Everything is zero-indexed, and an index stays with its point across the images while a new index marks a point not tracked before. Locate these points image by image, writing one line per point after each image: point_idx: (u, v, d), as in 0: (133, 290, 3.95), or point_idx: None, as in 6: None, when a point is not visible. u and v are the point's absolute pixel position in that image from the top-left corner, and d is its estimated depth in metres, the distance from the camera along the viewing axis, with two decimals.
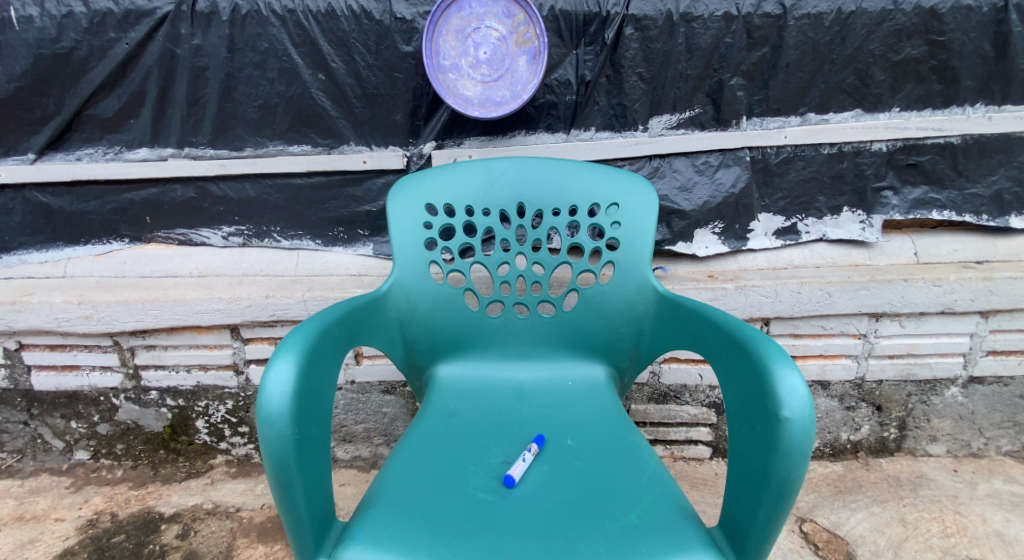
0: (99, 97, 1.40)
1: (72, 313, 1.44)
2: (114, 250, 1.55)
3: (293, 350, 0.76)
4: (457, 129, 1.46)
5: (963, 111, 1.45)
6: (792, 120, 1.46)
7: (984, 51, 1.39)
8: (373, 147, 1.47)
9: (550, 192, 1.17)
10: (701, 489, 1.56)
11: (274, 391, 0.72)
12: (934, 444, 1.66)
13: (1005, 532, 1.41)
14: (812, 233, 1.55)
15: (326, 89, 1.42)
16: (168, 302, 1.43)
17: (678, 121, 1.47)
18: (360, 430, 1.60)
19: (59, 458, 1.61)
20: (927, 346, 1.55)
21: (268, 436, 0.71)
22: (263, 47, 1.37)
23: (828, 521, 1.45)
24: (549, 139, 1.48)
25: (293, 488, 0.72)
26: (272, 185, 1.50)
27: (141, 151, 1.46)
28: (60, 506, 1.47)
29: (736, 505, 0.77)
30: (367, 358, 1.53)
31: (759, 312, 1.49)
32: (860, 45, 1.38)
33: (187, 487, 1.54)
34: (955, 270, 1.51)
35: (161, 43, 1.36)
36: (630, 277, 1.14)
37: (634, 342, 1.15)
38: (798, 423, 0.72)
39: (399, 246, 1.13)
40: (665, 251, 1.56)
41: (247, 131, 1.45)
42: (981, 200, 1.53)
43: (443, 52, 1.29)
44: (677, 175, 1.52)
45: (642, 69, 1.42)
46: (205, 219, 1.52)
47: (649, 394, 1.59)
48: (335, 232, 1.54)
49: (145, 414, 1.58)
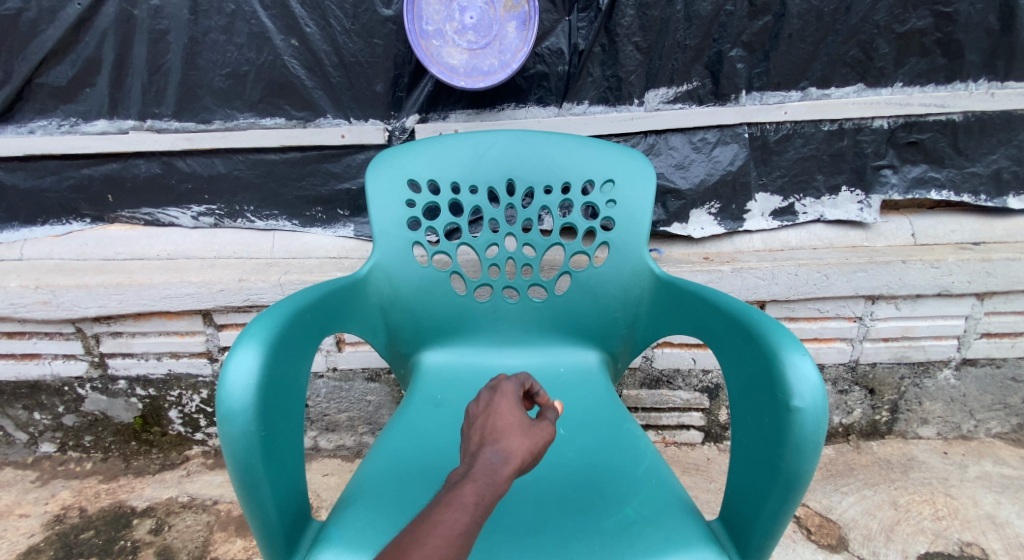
0: (51, 63, 1.29)
1: (29, 298, 1.35)
2: (75, 231, 1.45)
3: (257, 338, 0.69)
4: (442, 101, 1.37)
5: (966, 86, 1.40)
6: (792, 95, 1.40)
7: (989, 24, 1.34)
8: (352, 120, 1.38)
9: (540, 168, 1.10)
10: (694, 475, 1.52)
11: (236, 384, 0.65)
12: (924, 427, 1.64)
13: (996, 514, 1.39)
14: (810, 214, 1.50)
15: (300, 57, 1.32)
16: (133, 286, 1.34)
17: (675, 95, 1.40)
18: (344, 419, 1.54)
19: (23, 451, 1.53)
20: (922, 329, 1.52)
21: (229, 434, 0.64)
22: (229, 9, 1.28)
23: (821, 505, 1.43)
24: (540, 113, 1.40)
25: (260, 490, 0.65)
26: (244, 160, 1.40)
27: (99, 124, 1.35)
28: (25, 501, 1.40)
29: (739, 498, 0.73)
30: (349, 345, 1.46)
31: (756, 295, 1.44)
32: (864, 15, 1.33)
33: (161, 479, 1.46)
34: (953, 251, 1.47)
35: (117, 4, 1.26)
36: (626, 260, 1.08)
37: (629, 326, 1.09)
38: (810, 414, 0.67)
39: (380, 225, 1.06)
40: (660, 232, 1.50)
41: (215, 102, 1.35)
42: (980, 179, 1.48)
43: (426, 16, 1.20)
44: (673, 153, 1.45)
45: (638, 38, 1.34)
46: (173, 197, 1.43)
47: (642, 380, 1.55)
48: (313, 212, 1.45)
49: (114, 404, 1.50)
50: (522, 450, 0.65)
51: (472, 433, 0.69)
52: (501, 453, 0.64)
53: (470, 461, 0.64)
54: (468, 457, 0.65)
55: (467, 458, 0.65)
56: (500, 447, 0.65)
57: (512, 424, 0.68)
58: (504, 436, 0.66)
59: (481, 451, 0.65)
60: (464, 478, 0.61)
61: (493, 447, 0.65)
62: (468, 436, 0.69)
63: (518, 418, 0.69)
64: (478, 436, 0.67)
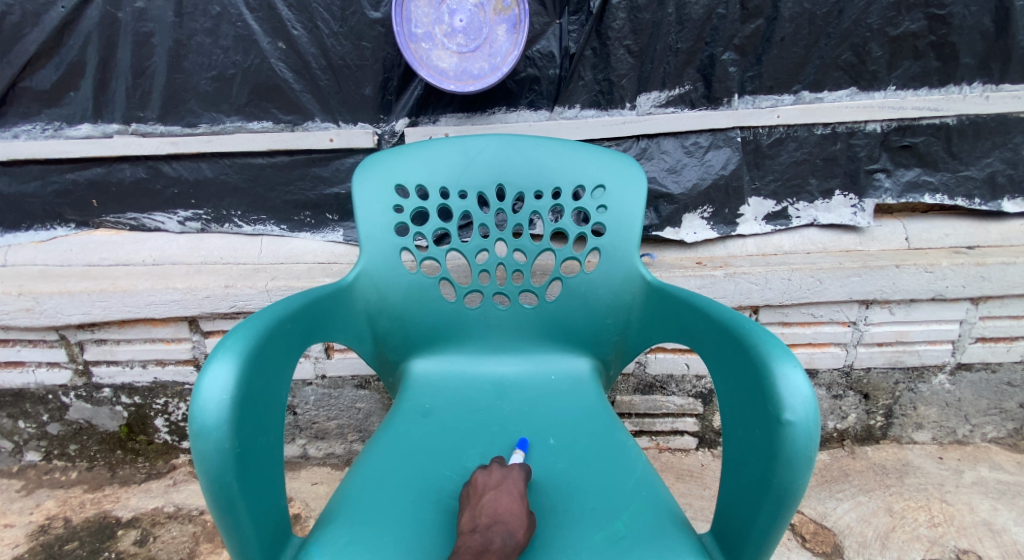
0: (34, 67, 1.28)
1: (12, 305, 1.32)
2: (59, 236, 1.43)
3: (234, 349, 0.67)
4: (432, 104, 1.36)
5: (960, 89, 1.39)
6: (785, 99, 1.40)
7: (984, 27, 1.34)
8: (340, 124, 1.36)
9: (531, 173, 1.08)
10: (688, 482, 1.50)
11: (210, 398, 0.63)
12: (920, 432, 1.63)
13: (992, 521, 1.38)
14: (803, 218, 1.49)
15: (287, 60, 1.30)
16: (118, 292, 1.32)
17: (667, 99, 1.39)
18: (333, 427, 1.52)
19: (8, 460, 1.50)
20: (917, 334, 1.52)
21: (203, 450, 0.62)
22: (214, 12, 1.26)
23: (815, 512, 1.42)
24: (531, 117, 1.39)
25: (236, 507, 0.63)
26: (230, 164, 1.39)
27: (84, 128, 1.33)
28: (9, 511, 1.37)
29: (730, 512, 0.71)
30: (338, 351, 1.44)
31: (749, 300, 1.43)
32: (857, 18, 1.32)
33: (147, 489, 1.43)
34: (947, 255, 1.46)
35: (101, 7, 1.25)
36: (617, 266, 1.06)
37: (620, 333, 1.08)
38: (802, 427, 0.65)
39: (366, 231, 1.04)
40: (653, 237, 1.49)
41: (201, 105, 1.33)
42: (974, 183, 1.47)
43: (415, 19, 1.19)
44: (666, 157, 1.44)
45: (629, 41, 1.33)
46: (158, 202, 1.41)
47: (635, 386, 1.54)
48: (301, 217, 1.44)
49: (99, 413, 1.48)
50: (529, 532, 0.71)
51: (481, 503, 0.72)
52: (514, 537, 0.69)
53: (485, 537, 0.68)
54: (480, 530, 0.69)
55: (481, 531, 0.69)
56: (512, 531, 0.69)
57: (521, 507, 0.72)
58: (516, 518, 0.71)
59: (495, 530, 0.69)
60: (485, 558, 0.66)
61: (506, 529, 0.69)
62: (476, 504, 0.72)
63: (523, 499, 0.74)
64: (490, 508, 0.71)
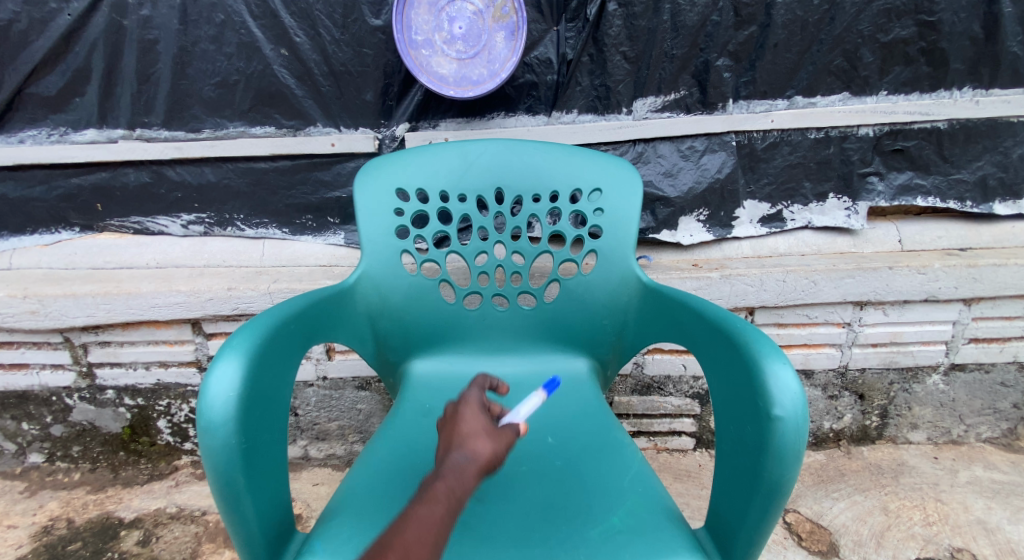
0: (40, 73, 1.30)
1: (17, 308, 1.34)
2: (64, 240, 1.45)
3: (240, 349, 0.69)
4: (432, 109, 1.38)
5: (951, 94, 1.42)
6: (779, 104, 1.42)
7: (973, 32, 1.36)
8: (342, 129, 1.38)
9: (529, 177, 1.10)
10: (685, 482, 1.52)
11: (217, 396, 0.65)
12: (915, 432, 1.65)
13: (987, 519, 1.40)
14: (797, 220, 1.51)
15: (290, 66, 1.33)
16: (123, 295, 1.34)
17: (663, 104, 1.41)
18: (334, 428, 1.53)
19: (11, 462, 1.51)
20: (910, 334, 1.54)
21: (210, 446, 0.64)
22: (218, 19, 1.28)
23: (811, 511, 1.43)
24: (529, 122, 1.42)
25: (242, 502, 0.65)
26: (233, 168, 1.40)
27: (89, 133, 1.35)
28: (13, 512, 1.38)
29: (723, 506, 0.73)
30: (339, 353, 1.46)
31: (744, 301, 1.45)
32: (849, 25, 1.35)
33: (150, 490, 1.45)
34: (939, 257, 1.49)
35: (107, 15, 1.27)
36: (613, 268, 1.08)
37: (617, 334, 1.10)
38: (791, 422, 0.67)
39: (367, 234, 1.06)
40: (650, 240, 1.51)
41: (204, 111, 1.35)
42: (966, 186, 1.49)
43: (415, 27, 1.21)
44: (662, 161, 1.46)
45: (625, 48, 1.36)
46: (162, 206, 1.43)
47: (633, 386, 1.56)
48: (303, 220, 1.45)
49: (102, 414, 1.49)
50: (487, 448, 0.66)
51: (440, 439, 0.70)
52: (469, 455, 0.65)
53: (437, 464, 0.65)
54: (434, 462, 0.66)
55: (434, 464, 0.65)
56: (466, 449, 0.66)
57: (477, 429, 0.69)
58: (472, 439, 0.67)
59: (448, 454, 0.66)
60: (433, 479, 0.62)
61: (459, 449, 0.66)
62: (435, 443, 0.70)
63: (484, 422, 0.71)
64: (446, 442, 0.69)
